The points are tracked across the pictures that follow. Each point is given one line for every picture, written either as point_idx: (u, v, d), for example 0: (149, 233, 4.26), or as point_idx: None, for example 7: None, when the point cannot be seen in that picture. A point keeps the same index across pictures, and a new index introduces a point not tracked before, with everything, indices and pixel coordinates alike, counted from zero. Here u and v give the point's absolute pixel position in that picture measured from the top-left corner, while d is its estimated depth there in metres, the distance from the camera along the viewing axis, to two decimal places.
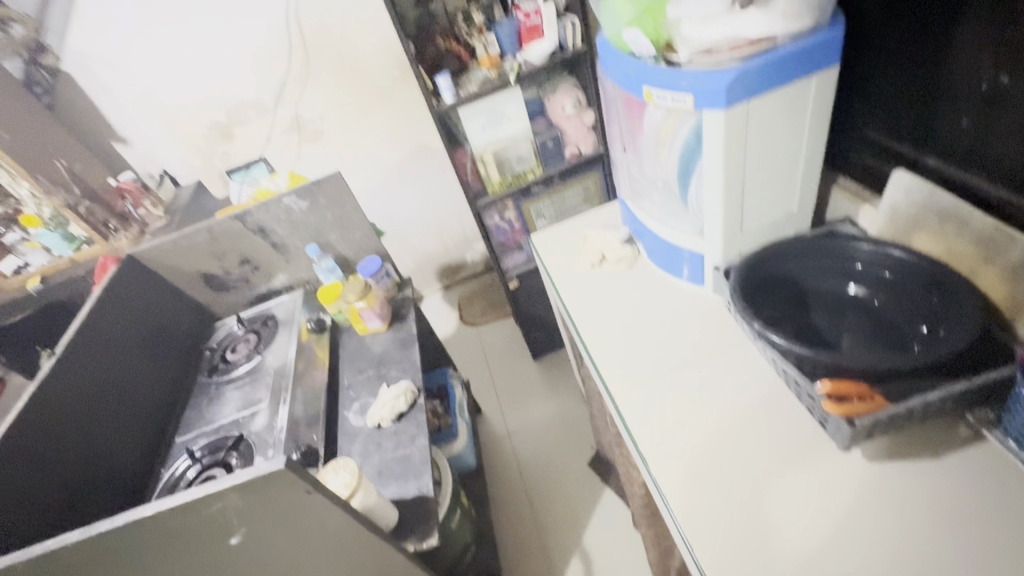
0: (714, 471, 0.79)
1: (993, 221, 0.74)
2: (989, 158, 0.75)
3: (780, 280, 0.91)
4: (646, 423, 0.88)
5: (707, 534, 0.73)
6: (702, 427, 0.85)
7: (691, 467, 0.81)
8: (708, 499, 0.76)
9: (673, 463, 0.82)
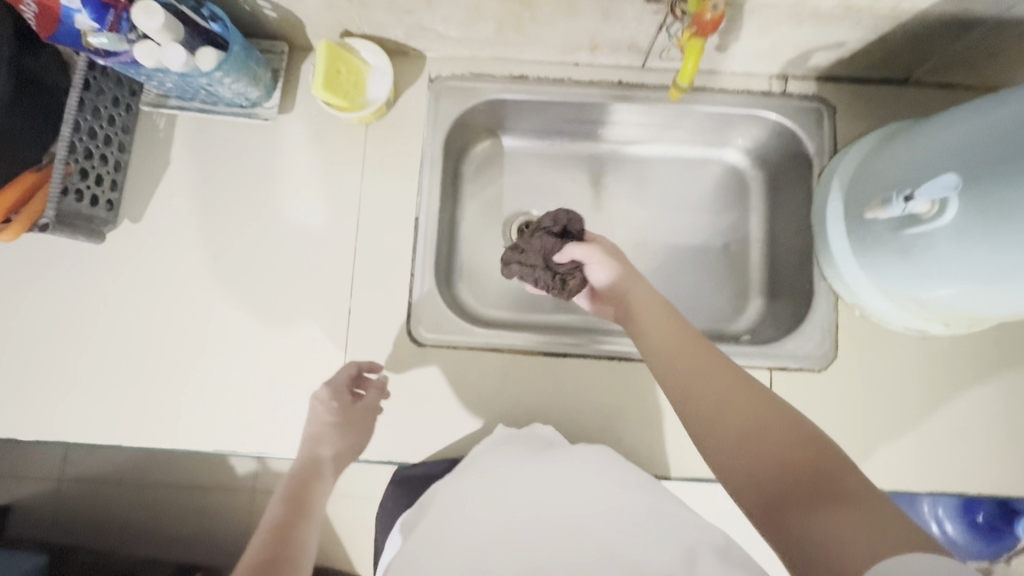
0: (258, 230, 0.77)
1: None
2: None
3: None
4: (282, 228, 0.77)
5: (254, 294, 0.76)
6: (340, 206, 0.78)
7: (219, 249, 0.77)
8: (224, 272, 0.76)
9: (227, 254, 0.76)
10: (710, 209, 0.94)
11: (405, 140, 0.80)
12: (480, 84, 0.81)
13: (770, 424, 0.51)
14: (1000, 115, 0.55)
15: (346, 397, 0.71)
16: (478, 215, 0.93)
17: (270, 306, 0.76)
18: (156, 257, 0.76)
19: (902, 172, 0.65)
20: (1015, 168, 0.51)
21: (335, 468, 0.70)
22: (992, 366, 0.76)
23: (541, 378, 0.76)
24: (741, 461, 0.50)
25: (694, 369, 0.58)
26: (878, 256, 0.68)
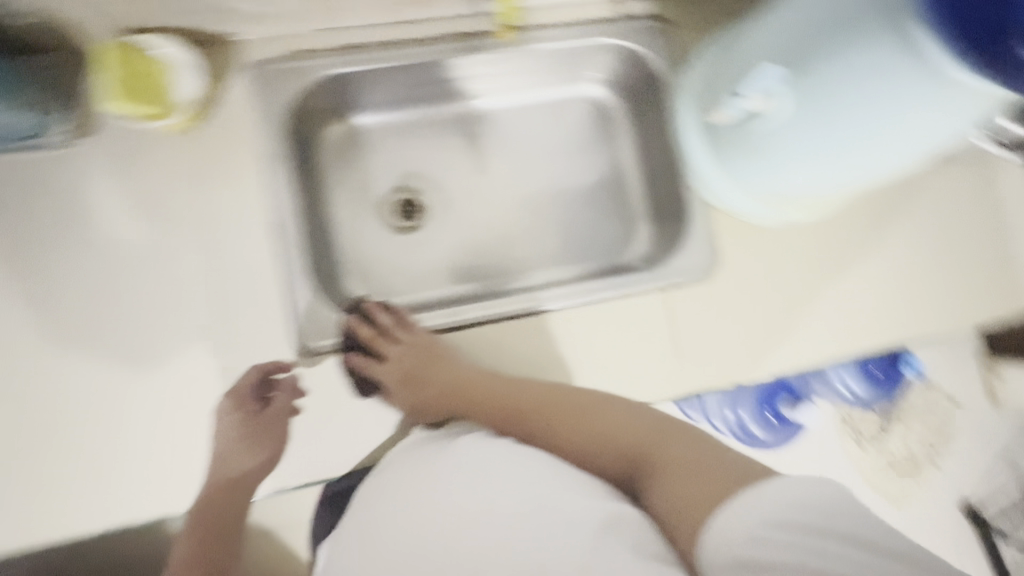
0: (90, 275, 0.68)
1: None
2: None
3: None
4: (119, 266, 0.68)
5: (106, 345, 0.67)
6: (181, 226, 0.70)
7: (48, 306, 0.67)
8: (61, 329, 0.67)
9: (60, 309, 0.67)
10: (581, 147, 0.93)
11: (240, 137, 0.72)
12: (307, 62, 0.73)
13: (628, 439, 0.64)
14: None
15: (251, 404, 0.69)
16: (349, 205, 0.87)
17: (131, 352, 0.68)
18: None
19: (736, 72, 0.67)
20: (832, 46, 0.54)
21: (253, 482, 0.68)
22: (851, 240, 0.83)
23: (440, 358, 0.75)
24: (606, 455, 0.65)
25: (570, 417, 0.68)
26: (737, 159, 0.71)
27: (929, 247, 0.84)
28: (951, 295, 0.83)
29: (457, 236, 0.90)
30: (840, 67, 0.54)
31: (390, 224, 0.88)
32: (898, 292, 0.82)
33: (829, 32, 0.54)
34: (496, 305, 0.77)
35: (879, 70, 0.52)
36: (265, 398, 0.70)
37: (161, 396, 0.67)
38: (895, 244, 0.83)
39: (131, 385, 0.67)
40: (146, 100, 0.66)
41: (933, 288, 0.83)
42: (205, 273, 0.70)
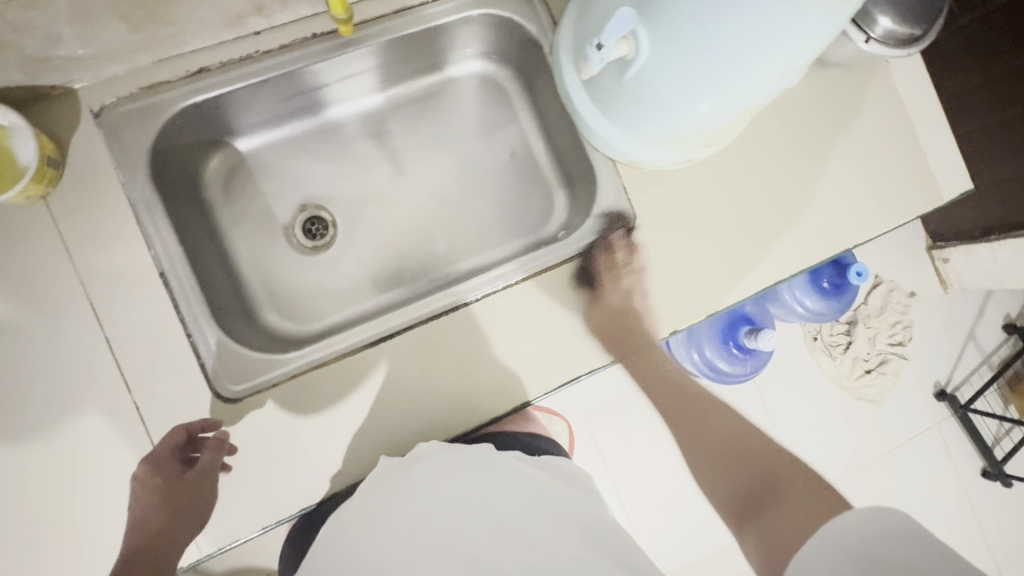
0: None
1: None
2: None
3: None
4: (9, 353, 0.64)
5: (16, 438, 0.63)
6: (66, 299, 0.65)
7: None
8: None
9: None
10: (480, 129, 0.92)
11: (104, 194, 0.66)
12: (159, 96, 0.68)
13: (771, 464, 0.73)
14: None
15: (172, 467, 0.64)
16: (254, 235, 0.83)
17: (42, 443, 0.64)
18: None
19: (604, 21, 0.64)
20: None
21: (173, 553, 0.63)
22: (762, 166, 0.82)
23: (372, 375, 0.72)
24: (728, 440, 0.79)
25: (696, 420, 0.83)
26: (624, 111, 0.69)
27: (839, 157, 0.83)
28: (865, 201, 0.83)
29: (374, 243, 0.87)
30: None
31: (300, 246, 0.85)
32: (816, 209, 0.82)
33: None
34: (419, 308, 0.74)
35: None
36: (190, 459, 0.66)
37: (87, 477, 0.64)
38: (805, 160, 0.83)
39: (52, 473, 0.64)
40: None
41: (849, 198, 0.83)
42: (105, 342, 0.66)
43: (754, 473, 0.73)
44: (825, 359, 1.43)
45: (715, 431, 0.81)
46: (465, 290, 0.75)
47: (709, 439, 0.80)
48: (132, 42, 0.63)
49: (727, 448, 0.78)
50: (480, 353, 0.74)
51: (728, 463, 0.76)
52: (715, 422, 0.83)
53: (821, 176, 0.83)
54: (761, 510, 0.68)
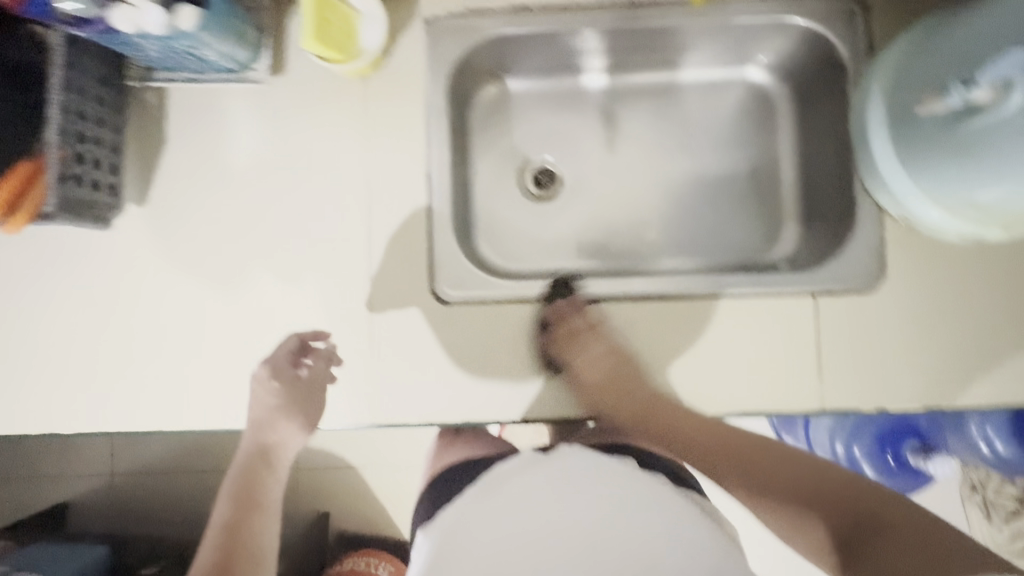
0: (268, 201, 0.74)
1: None
2: None
3: None
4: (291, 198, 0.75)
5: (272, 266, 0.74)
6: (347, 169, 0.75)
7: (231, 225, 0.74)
8: (239, 247, 0.74)
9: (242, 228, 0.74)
10: (735, 135, 0.87)
11: (408, 90, 0.75)
12: (480, 22, 0.75)
13: (815, 477, 0.66)
14: None
15: (289, 373, 0.71)
16: (489, 167, 0.88)
17: (289, 280, 0.74)
18: (169, 238, 0.74)
19: (965, 60, 0.58)
20: None
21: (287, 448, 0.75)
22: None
23: (561, 329, 0.74)
24: (807, 484, 0.66)
25: (746, 458, 0.70)
26: (929, 159, 0.64)
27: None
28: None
29: (589, 212, 0.89)
30: None
31: (526, 191, 0.89)
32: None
33: None
34: (631, 287, 0.75)
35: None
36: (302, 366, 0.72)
37: (311, 319, 0.74)
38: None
39: (289, 305, 0.74)
40: (333, 46, 0.69)
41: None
42: (362, 214, 0.74)
43: (787, 490, 0.66)
44: (981, 520, 1.21)
45: (727, 452, 0.70)
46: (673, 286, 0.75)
47: (780, 488, 0.67)
48: None
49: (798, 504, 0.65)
50: (663, 351, 0.74)
51: (771, 492, 0.67)
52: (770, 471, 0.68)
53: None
54: (879, 533, 0.58)
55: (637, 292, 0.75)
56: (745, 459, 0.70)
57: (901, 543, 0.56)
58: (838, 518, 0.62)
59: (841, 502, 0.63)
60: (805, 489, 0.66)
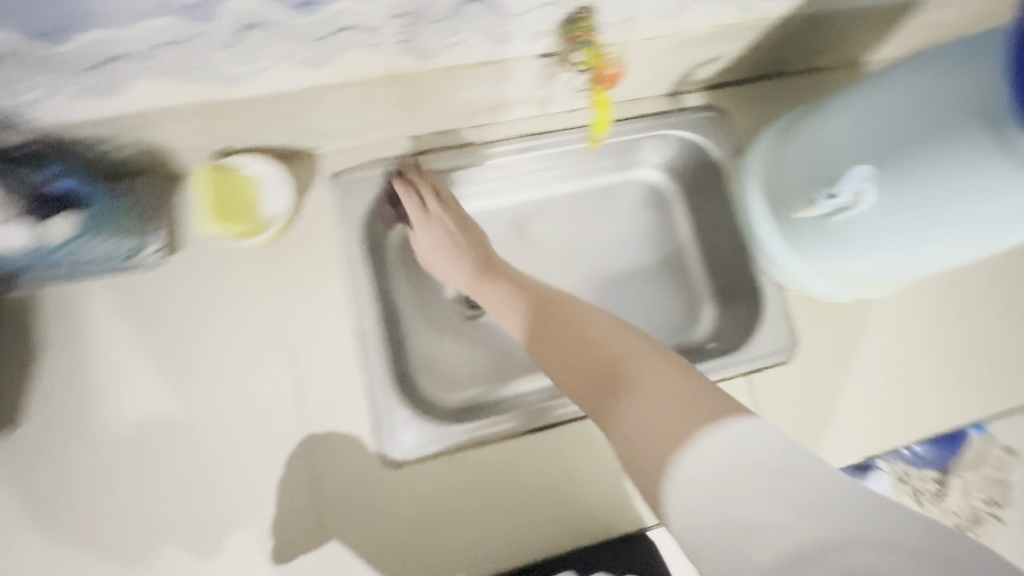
0: (178, 398, 0.65)
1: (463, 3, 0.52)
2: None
3: (176, 100, 0.56)
4: (206, 388, 0.66)
5: (192, 472, 0.64)
6: (268, 344, 0.68)
7: (135, 436, 0.64)
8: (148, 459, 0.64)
9: (149, 437, 0.64)
10: (643, 229, 0.94)
11: (321, 247, 0.72)
12: (386, 170, 0.75)
13: (617, 352, 0.51)
14: (907, 101, 0.59)
15: None
16: (416, 297, 0.85)
17: (214, 488, 0.64)
18: (54, 468, 0.62)
19: (820, 165, 0.68)
20: (940, 151, 0.55)
21: None
22: (917, 319, 0.82)
23: (527, 460, 0.70)
24: (591, 343, 0.54)
25: (565, 323, 0.57)
26: (812, 246, 0.72)
27: (981, 318, 0.83)
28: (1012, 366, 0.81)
29: None
30: (947, 175, 0.55)
31: (458, 315, 0.87)
32: (964, 368, 0.81)
33: (939, 140, 0.55)
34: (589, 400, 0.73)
35: (969, 171, 0.54)
36: None
37: (248, 528, 0.63)
38: (954, 319, 0.82)
39: (222, 516, 0.63)
40: (238, 220, 0.66)
41: (995, 362, 0.81)
42: (291, 390, 0.68)
43: (573, 372, 0.54)
44: None
45: (552, 335, 0.57)
46: None
47: (565, 350, 0.55)
48: (386, 123, 0.71)
49: (591, 341, 0.54)
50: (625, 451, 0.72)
51: (557, 346, 0.56)
52: (584, 326, 0.56)
53: (969, 335, 0.82)
54: (624, 394, 0.48)
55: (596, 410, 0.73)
56: (555, 318, 0.58)
57: (651, 387, 0.46)
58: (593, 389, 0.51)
59: (631, 348, 0.51)
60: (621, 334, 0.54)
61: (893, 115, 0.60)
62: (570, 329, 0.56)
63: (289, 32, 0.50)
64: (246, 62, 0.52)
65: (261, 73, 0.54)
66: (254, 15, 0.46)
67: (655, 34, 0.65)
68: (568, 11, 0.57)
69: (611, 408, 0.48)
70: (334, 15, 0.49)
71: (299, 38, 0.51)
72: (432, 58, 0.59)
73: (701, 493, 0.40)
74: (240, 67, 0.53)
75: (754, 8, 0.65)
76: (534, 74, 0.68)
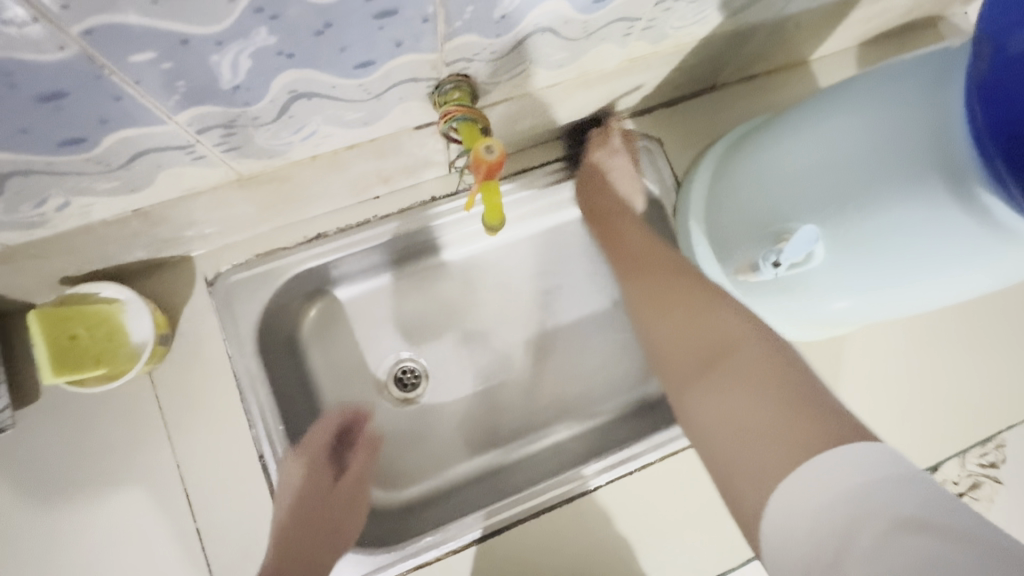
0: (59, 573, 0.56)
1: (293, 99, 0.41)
2: (198, 95, 0.36)
3: None
4: (91, 556, 0.57)
5: None
6: (159, 489, 0.59)
7: None
8: None
9: None
10: (591, 270, 0.84)
11: (210, 367, 0.63)
12: (276, 262, 0.65)
13: (731, 333, 0.49)
14: (850, 132, 0.50)
15: None
16: (341, 388, 0.76)
17: None
18: None
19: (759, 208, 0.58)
20: (893, 198, 0.46)
21: None
22: (890, 343, 0.74)
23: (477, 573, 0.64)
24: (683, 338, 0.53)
25: (664, 293, 0.58)
26: (766, 297, 0.64)
27: (952, 332, 0.75)
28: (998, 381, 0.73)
29: (468, 399, 0.79)
30: (905, 224, 0.46)
31: (392, 398, 0.78)
32: (946, 390, 0.73)
33: (890, 184, 0.46)
34: (539, 495, 0.66)
35: (916, 216, 0.45)
36: None
37: None
38: (926, 336, 0.75)
39: None
40: (90, 362, 0.57)
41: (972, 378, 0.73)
42: (192, 540, 0.59)
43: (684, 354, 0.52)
44: None
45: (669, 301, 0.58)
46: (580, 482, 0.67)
47: (673, 317, 0.55)
48: (261, 215, 0.60)
49: (700, 315, 0.53)
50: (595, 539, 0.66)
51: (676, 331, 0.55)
52: (689, 308, 0.54)
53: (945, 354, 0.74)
54: (718, 386, 0.45)
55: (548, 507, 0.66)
56: (675, 273, 0.60)
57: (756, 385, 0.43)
58: (701, 373, 0.49)
59: (760, 347, 0.45)
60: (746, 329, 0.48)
61: (833, 150, 0.51)
62: (690, 302, 0.54)
63: (69, 169, 0.39)
64: (31, 205, 0.41)
65: (62, 209, 0.44)
66: (5, 164, 0.36)
67: (554, 80, 0.55)
68: (434, 83, 0.46)
69: (709, 396, 0.46)
70: (119, 144, 0.38)
71: (88, 171, 0.40)
72: (283, 154, 0.48)
73: (795, 551, 0.35)
74: (29, 211, 0.42)
75: (666, 36, 0.55)
76: (422, 142, 0.57)
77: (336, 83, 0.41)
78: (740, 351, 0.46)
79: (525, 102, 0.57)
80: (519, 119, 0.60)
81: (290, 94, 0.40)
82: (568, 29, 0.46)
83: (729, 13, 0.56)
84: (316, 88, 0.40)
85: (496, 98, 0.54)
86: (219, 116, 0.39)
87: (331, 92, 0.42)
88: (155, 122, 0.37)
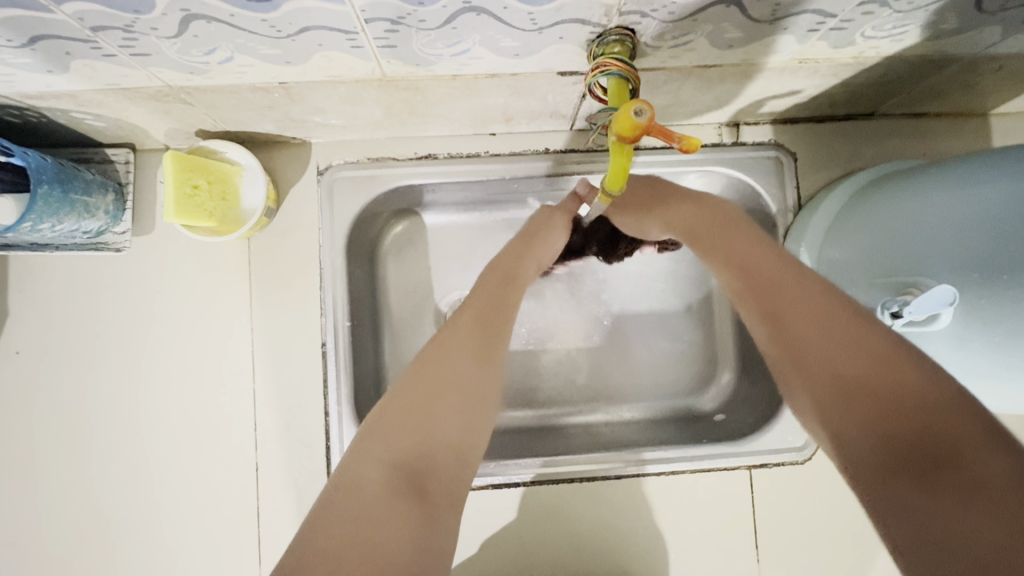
0: (137, 382, 0.64)
1: (464, 16, 0.41)
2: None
3: (136, 84, 0.49)
4: (164, 378, 0.64)
5: (141, 459, 0.63)
6: (232, 341, 0.65)
7: (93, 414, 0.63)
8: (102, 439, 0.63)
9: (105, 417, 0.63)
10: (675, 266, 0.80)
11: (301, 250, 0.66)
12: (381, 168, 0.67)
13: (892, 382, 0.39)
14: (1014, 194, 0.43)
15: None
16: (401, 305, 0.74)
17: (158, 477, 0.63)
18: (15, 431, 0.63)
19: (891, 254, 0.53)
20: None
21: None
22: None
23: (487, 508, 0.68)
24: (822, 383, 0.43)
25: (779, 312, 0.47)
26: None
27: None
28: None
29: (521, 356, 0.79)
30: None
31: None
32: None
33: None
34: (568, 460, 0.67)
35: None
36: None
37: (187, 519, 0.63)
38: None
39: (163, 506, 0.63)
40: (205, 214, 0.60)
41: None
42: (247, 394, 0.64)
43: (847, 440, 0.40)
44: None
45: (810, 354, 0.44)
46: (610, 462, 0.67)
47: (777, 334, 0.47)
48: (383, 120, 0.62)
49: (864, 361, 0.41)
50: (616, 520, 0.68)
51: (834, 406, 0.41)
52: (794, 324, 0.46)
53: None
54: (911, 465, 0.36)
55: (573, 476, 0.67)
56: (781, 283, 0.48)
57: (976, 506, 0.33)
58: (879, 466, 0.38)
59: (870, 430, 0.39)
60: (920, 395, 0.38)
61: (987, 211, 0.45)
62: (834, 330, 0.43)
63: (244, 26, 0.41)
64: (202, 52, 0.44)
65: (224, 64, 0.46)
66: (194, 5, 0.38)
67: (714, 61, 0.52)
68: (598, 30, 0.44)
69: (886, 488, 0.37)
70: (294, 13, 0.39)
71: (258, 33, 0.42)
72: (429, 65, 0.49)
73: None
74: (196, 58, 0.45)
75: (852, 44, 0.50)
76: (557, 90, 0.56)
77: (507, 7, 0.40)
78: (929, 404, 0.37)
79: (674, 76, 0.54)
80: (661, 92, 0.58)
81: (462, 5, 0.40)
82: (757, 8, 0.43)
83: (929, 37, 0.50)
84: (488, 5, 0.40)
85: (648, 65, 0.52)
86: (389, 9, 0.39)
87: (499, 15, 0.41)
88: (334, 1, 0.38)
